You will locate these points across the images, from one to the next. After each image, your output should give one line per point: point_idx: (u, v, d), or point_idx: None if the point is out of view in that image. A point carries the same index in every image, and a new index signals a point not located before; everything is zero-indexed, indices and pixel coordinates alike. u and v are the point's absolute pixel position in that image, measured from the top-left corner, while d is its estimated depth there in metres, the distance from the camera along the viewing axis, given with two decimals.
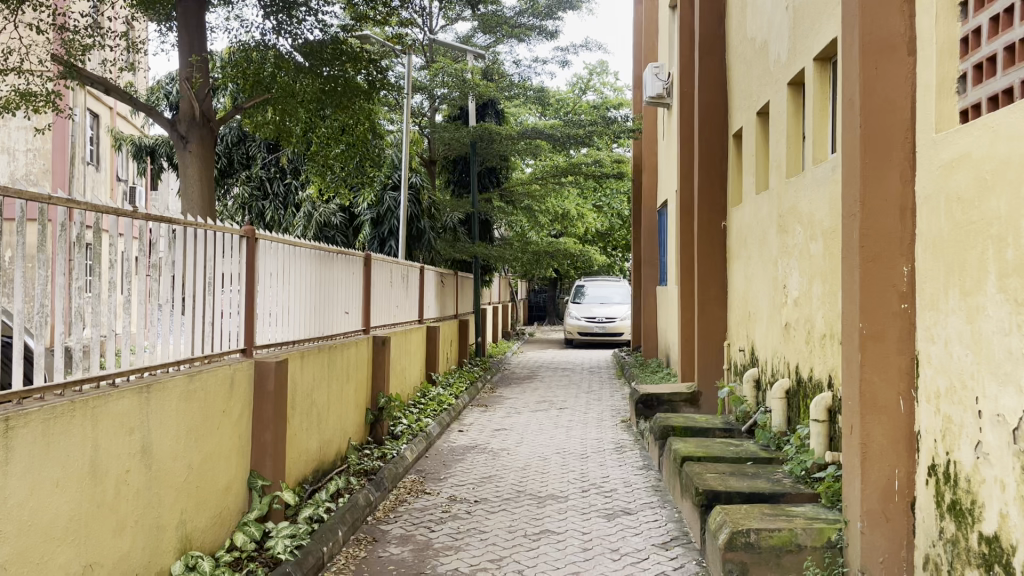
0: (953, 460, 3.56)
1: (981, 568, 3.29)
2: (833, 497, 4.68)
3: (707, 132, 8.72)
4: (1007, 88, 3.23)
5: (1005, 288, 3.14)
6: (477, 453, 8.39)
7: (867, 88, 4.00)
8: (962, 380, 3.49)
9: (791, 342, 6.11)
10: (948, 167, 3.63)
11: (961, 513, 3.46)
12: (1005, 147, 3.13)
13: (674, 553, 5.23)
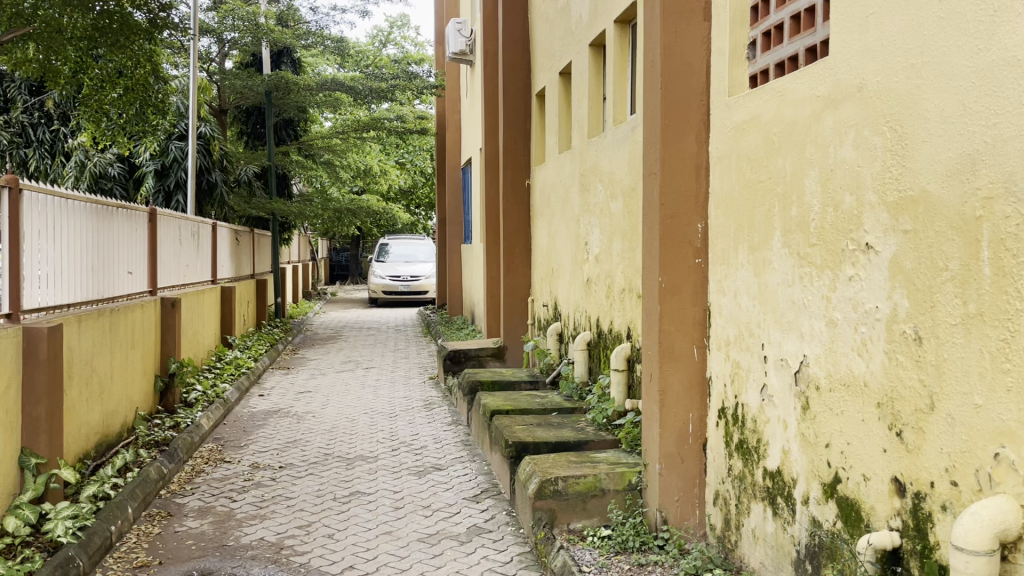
0: (741, 403, 3.85)
1: (764, 501, 3.60)
2: (633, 442, 4.95)
3: (511, 89, 8.75)
4: (792, 56, 3.48)
5: (789, 243, 3.40)
6: (280, 417, 8.08)
7: (667, 50, 4.15)
8: (749, 328, 3.77)
9: (592, 297, 6.34)
10: (739, 129, 3.85)
11: (748, 451, 3.77)
12: (790, 110, 3.37)
13: (485, 505, 5.32)
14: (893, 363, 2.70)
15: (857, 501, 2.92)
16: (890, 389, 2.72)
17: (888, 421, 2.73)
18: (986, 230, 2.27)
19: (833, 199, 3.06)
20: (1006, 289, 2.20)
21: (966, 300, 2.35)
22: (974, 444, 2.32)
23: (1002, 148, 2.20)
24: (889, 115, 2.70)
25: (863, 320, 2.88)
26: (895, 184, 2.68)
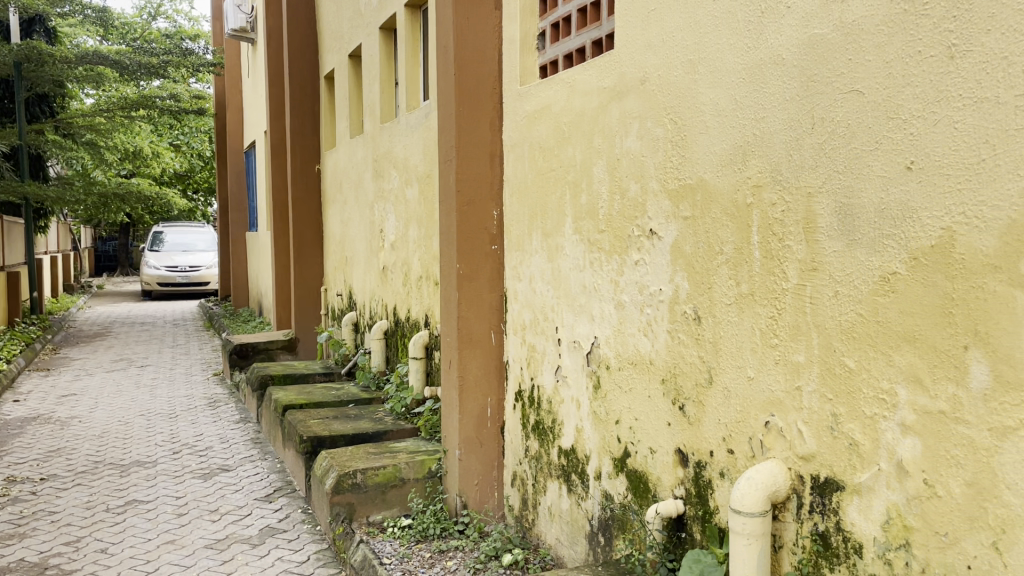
0: (537, 385, 3.95)
1: (560, 479, 3.72)
2: (431, 429, 4.95)
3: (298, 70, 8.40)
4: (579, 48, 3.61)
5: (580, 230, 3.52)
6: (40, 424, 7.27)
7: (459, 37, 4.14)
8: (544, 312, 3.87)
9: (388, 285, 6.25)
10: (531, 118, 3.93)
11: (543, 431, 3.88)
12: (579, 100, 3.47)
13: (277, 504, 5.10)
14: (676, 341, 2.85)
15: (645, 473, 3.08)
16: (673, 366, 2.88)
17: (672, 396, 2.90)
18: (756, 215, 2.40)
19: (620, 187, 3.19)
20: (773, 270, 2.33)
21: (739, 281, 2.49)
22: (746, 414, 2.48)
23: (769, 140, 2.34)
24: (670, 108, 2.84)
25: (649, 302, 3.03)
26: (676, 173, 2.81)
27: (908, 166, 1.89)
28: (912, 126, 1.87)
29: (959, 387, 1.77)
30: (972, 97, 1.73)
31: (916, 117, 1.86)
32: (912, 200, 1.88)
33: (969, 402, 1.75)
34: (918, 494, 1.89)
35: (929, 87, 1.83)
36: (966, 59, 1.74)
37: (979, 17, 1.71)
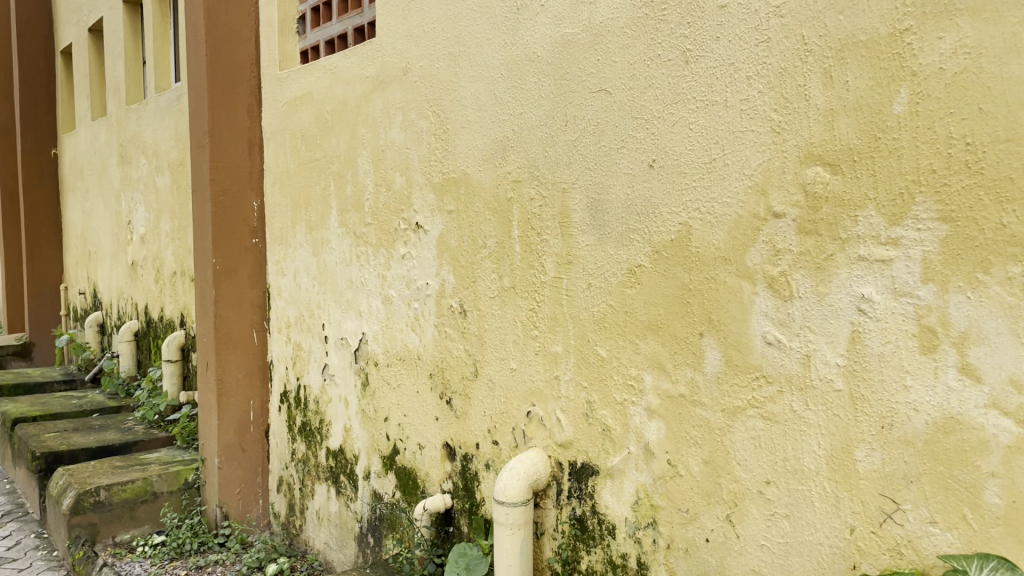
0: (303, 385, 3.79)
1: (328, 481, 3.59)
2: (188, 437, 4.60)
3: (27, 43, 7.49)
4: (342, 35, 3.49)
5: (345, 223, 3.40)
6: None
7: (210, 15, 3.86)
8: (309, 309, 3.71)
9: (138, 283, 5.74)
10: (291, 105, 3.74)
11: (310, 433, 3.73)
12: (341, 89, 3.35)
13: (5, 531, 4.51)
14: (442, 336, 2.83)
15: (414, 469, 3.04)
16: (440, 360, 2.85)
17: (439, 390, 2.87)
18: (516, 210, 2.43)
19: (385, 179, 3.12)
20: (532, 263, 2.37)
21: (501, 274, 2.50)
22: (510, 405, 2.51)
23: (526, 135, 2.37)
24: (432, 100, 2.80)
25: (415, 297, 2.98)
26: (440, 166, 2.79)
27: (651, 165, 1.96)
28: (655, 126, 1.95)
29: (697, 371, 1.88)
30: (704, 100, 1.83)
31: (657, 117, 1.94)
32: (654, 197, 1.96)
33: (704, 385, 1.86)
34: (662, 474, 1.98)
35: (668, 89, 1.91)
36: (700, 64, 1.84)
37: (710, 24, 1.81)
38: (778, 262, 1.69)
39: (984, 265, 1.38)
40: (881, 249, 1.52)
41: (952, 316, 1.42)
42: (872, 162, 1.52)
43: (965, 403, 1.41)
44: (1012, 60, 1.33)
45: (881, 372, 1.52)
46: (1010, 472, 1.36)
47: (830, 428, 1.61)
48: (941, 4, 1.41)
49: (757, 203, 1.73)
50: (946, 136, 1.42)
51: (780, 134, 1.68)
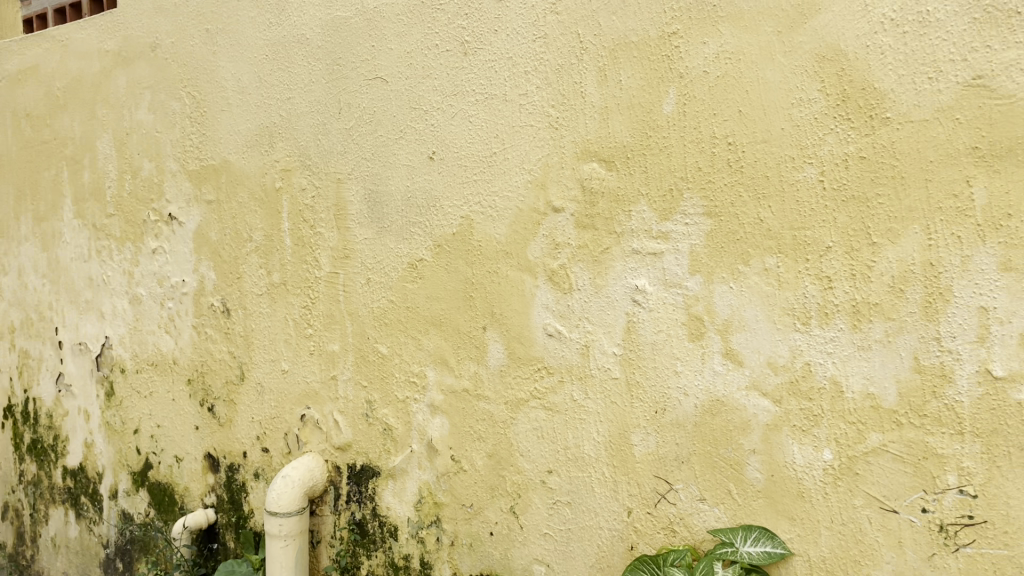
0: (31, 398, 3.32)
1: (66, 504, 3.19)
2: None
3: None
4: (74, 4, 3.15)
5: (82, 214, 3.02)
6: None
7: None
8: (39, 312, 3.26)
9: None
10: (11, 79, 3.26)
11: (42, 451, 3.28)
12: (75, 63, 2.97)
13: None
14: (202, 337, 2.60)
15: (170, 484, 2.77)
16: (200, 364, 2.62)
17: (199, 397, 2.64)
18: (285, 201, 2.28)
19: (131, 166, 2.81)
20: (305, 258, 2.23)
21: (270, 270, 2.34)
22: (281, 409, 2.36)
23: (295, 122, 2.23)
24: (186, 80, 2.56)
25: (170, 295, 2.71)
26: (197, 153, 2.56)
27: (430, 157, 1.91)
28: (434, 117, 1.90)
29: (480, 364, 1.86)
30: (483, 93, 1.81)
31: (435, 109, 1.90)
32: (435, 189, 1.91)
33: (487, 379, 1.85)
34: (446, 471, 1.94)
35: (446, 80, 1.87)
36: (478, 56, 1.81)
37: (487, 17, 1.79)
38: (557, 255, 1.72)
39: (743, 258, 1.48)
40: (653, 243, 1.58)
41: (716, 305, 1.51)
42: (644, 159, 1.58)
43: (728, 385, 1.51)
44: (767, 67, 1.42)
45: (654, 359, 1.59)
46: (768, 448, 1.46)
47: (608, 415, 1.66)
48: (705, 10, 1.49)
49: (537, 197, 1.74)
50: (711, 136, 1.50)
51: (558, 129, 1.70)
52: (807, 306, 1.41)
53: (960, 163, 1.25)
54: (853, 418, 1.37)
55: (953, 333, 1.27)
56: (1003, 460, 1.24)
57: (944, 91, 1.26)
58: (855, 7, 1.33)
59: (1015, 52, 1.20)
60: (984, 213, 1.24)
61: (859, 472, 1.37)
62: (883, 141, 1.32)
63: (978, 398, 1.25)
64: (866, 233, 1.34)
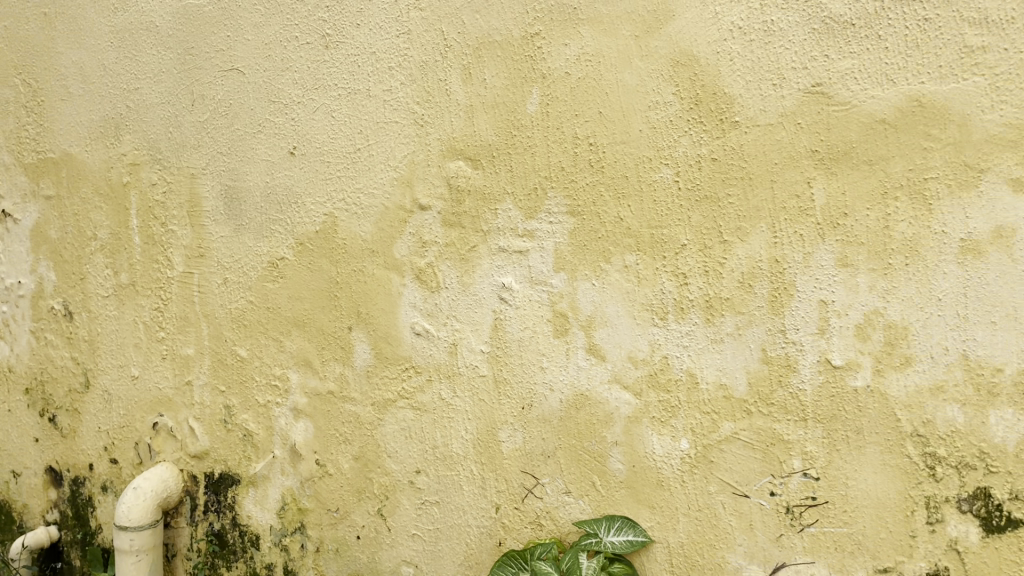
0: None
1: None
2: None
3: None
4: None
5: None
6: None
7: None
8: None
9: None
10: None
11: None
12: None
13: None
14: (41, 343, 2.41)
15: (7, 501, 2.56)
16: (40, 372, 2.43)
17: (39, 407, 2.45)
18: (133, 197, 2.15)
19: None
20: (155, 257, 2.11)
21: (117, 269, 2.20)
22: (131, 418, 2.22)
23: (144, 114, 2.11)
24: (20, 67, 2.36)
25: (4, 298, 2.50)
26: (32, 145, 2.37)
27: (291, 153, 1.83)
28: (294, 111, 1.83)
29: (345, 366, 1.79)
30: (346, 88, 1.75)
31: (296, 102, 1.83)
32: (295, 186, 1.84)
33: (353, 379, 1.78)
34: (310, 476, 1.87)
35: (306, 73, 1.80)
36: (339, 49, 1.75)
37: (349, 11, 1.73)
38: (424, 253, 1.68)
39: (605, 255, 1.51)
40: (519, 241, 1.59)
41: (580, 301, 1.54)
42: (509, 158, 1.59)
43: (592, 379, 1.54)
44: (625, 70, 1.47)
45: (520, 356, 1.60)
46: (629, 439, 1.51)
47: (476, 413, 1.65)
48: (565, 12, 1.51)
49: (403, 195, 1.70)
50: (574, 136, 1.53)
51: (423, 126, 1.67)
52: (665, 301, 1.46)
53: (801, 165, 1.33)
54: (708, 408, 1.43)
55: (797, 325, 1.35)
56: (842, 443, 1.32)
57: (787, 97, 1.33)
58: (707, 14, 1.39)
59: (849, 62, 1.29)
60: (823, 212, 1.32)
61: (713, 459, 1.43)
62: (733, 144, 1.38)
63: (819, 386, 1.34)
64: (719, 232, 1.41)
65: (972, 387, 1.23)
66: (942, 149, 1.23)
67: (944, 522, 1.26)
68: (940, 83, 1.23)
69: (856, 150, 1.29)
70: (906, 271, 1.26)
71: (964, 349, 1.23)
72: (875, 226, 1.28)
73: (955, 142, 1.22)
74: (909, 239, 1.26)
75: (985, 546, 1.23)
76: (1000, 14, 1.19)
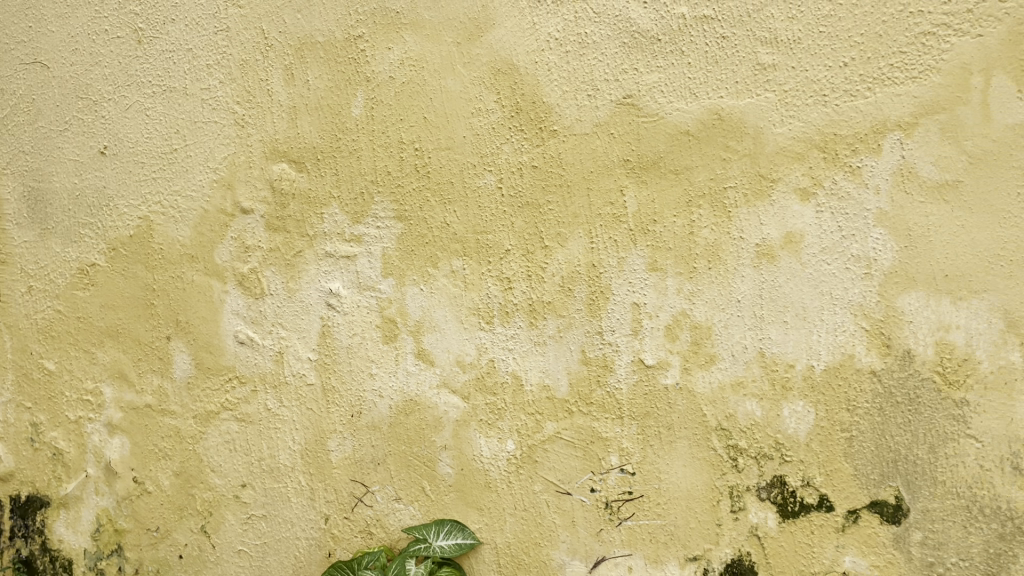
0: None
1: None
2: None
3: None
4: None
5: None
6: None
7: None
8: None
9: None
10: None
11: None
12: None
13: None
14: None
15: None
16: None
17: None
18: None
19: None
20: None
21: None
22: None
23: None
24: None
25: None
26: None
27: (102, 152, 1.72)
28: (105, 109, 1.71)
29: (164, 378, 1.68)
30: (161, 85, 1.66)
31: (106, 99, 1.71)
32: (108, 187, 1.72)
33: (173, 392, 1.68)
34: (127, 495, 1.74)
35: (118, 69, 1.70)
36: (153, 46, 1.66)
37: (162, 5, 1.65)
38: (247, 258, 1.60)
39: (433, 260, 1.50)
40: (346, 245, 1.54)
41: (408, 307, 1.52)
42: (334, 161, 1.54)
43: (421, 384, 1.52)
44: (448, 76, 1.47)
45: (349, 362, 1.56)
46: (457, 442, 1.51)
47: (303, 423, 1.59)
48: (388, 16, 1.50)
49: (223, 198, 1.62)
50: (398, 141, 1.51)
51: (243, 127, 1.60)
52: (490, 305, 1.47)
53: (614, 174, 1.40)
54: (532, 409, 1.46)
55: (612, 327, 1.41)
56: (654, 439, 1.39)
57: (600, 108, 1.39)
58: (525, 25, 1.42)
59: (656, 76, 1.36)
60: (634, 219, 1.39)
61: (538, 459, 1.46)
62: (552, 151, 1.42)
63: (633, 385, 1.40)
64: (540, 237, 1.44)
65: (769, 381, 1.33)
66: (739, 160, 1.32)
67: (746, 509, 1.35)
68: (734, 99, 1.32)
69: (663, 160, 1.36)
70: (709, 274, 1.35)
71: (760, 347, 1.33)
72: (681, 232, 1.36)
73: (751, 153, 1.32)
74: (711, 244, 1.34)
75: (782, 530, 1.33)
76: (789, 34, 1.29)
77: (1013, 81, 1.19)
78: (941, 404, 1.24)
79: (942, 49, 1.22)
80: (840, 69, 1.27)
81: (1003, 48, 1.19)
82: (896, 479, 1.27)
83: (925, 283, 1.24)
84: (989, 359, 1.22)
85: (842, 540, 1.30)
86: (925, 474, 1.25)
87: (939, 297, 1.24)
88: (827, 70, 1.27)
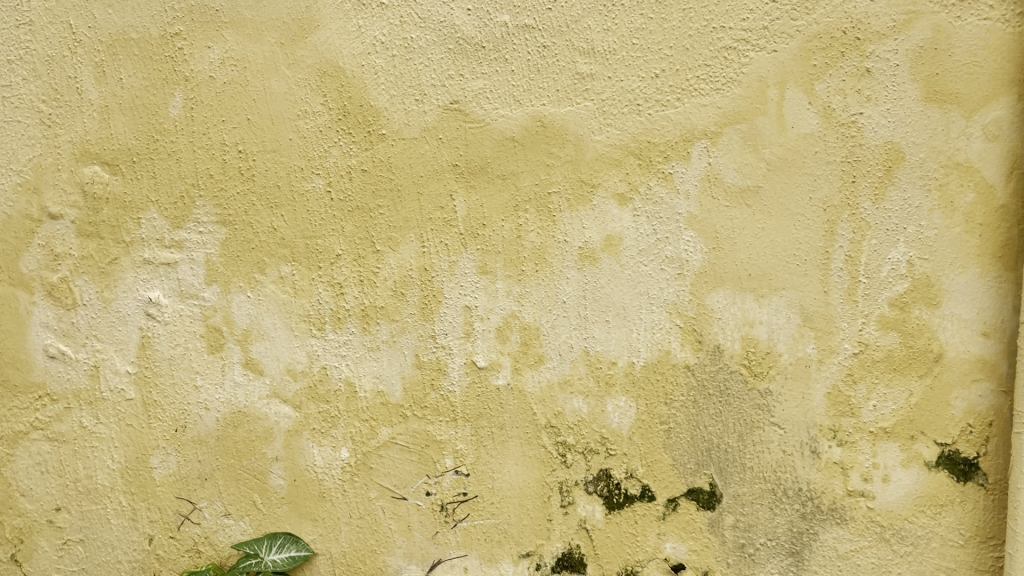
0: None
1: None
2: None
3: None
4: None
5: None
6: None
7: None
8: None
9: None
10: None
11: None
12: None
13: None
14: None
15: None
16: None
17: None
18: None
19: None
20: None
21: None
22: None
23: None
24: None
25: None
26: None
27: None
28: None
29: None
30: None
31: None
32: None
33: None
34: None
35: None
36: None
37: None
38: (57, 267, 1.49)
39: (260, 266, 1.46)
40: (165, 252, 1.47)
41: (234, 315, 1.47)
42: (151, 164, 1.47)
43: (250, 395, 1.47)
44: (272, 78, 1.44)
45: (172, 375, 1.49)
46: (290, 453, 1.47)
47: (123, 440, 1.50)
48: (207, 14, 1.45)
49: (28, 203, 1.49)
50: (221, 143, 1.46)
51: (51, 127, 1.48)
52: (322, 311, 1.45)
53: (443, 179, 1.41)
54: (366, 415, 1.45)
55: (445, 331, 1.42)
56: (487, 440, 1.42)
57: (428, 113, 1.40)
58: (350, 27, 1.41)
59: (481, 82, 1.38)
60: (464, 223, 1.40)
61: (373, 466, 1.45)
62: (381, 155, 1.42)
63: (466, 386, 1.42)
64: (371, 242, 1.43)
65: (594, 379, 1.38)
66: (562, 166, 1.37)
67: (575, 504, 1.40)
68: (557, 106, 1.37)
69: (491, 165, 1.39)
70: (536, 277, 1.38)
71: (585, 346, 1.38)
72: (509, 236, 1.39)
73: (572, 159, 1.37)
74: (538, 248, 1.38)
75: (608, 521, 1.39)
76: (604, 45, 1.35)
77: (805, 93, 1.31)
78: (748, 395, 1.35)
79: (742, 63, 1.32)
80: (652, 79, 1.35)
81: (795, 63, 1.31)
82: (710, 468, 1.36)
83: (731, 282, 1.34)
84: (788, 351, 1.34)
85: (663, 528, 1.38)
86: (734, 461, 1.36)
87: (744, 295, 1.34)
88: (641, 80, 1.35)
